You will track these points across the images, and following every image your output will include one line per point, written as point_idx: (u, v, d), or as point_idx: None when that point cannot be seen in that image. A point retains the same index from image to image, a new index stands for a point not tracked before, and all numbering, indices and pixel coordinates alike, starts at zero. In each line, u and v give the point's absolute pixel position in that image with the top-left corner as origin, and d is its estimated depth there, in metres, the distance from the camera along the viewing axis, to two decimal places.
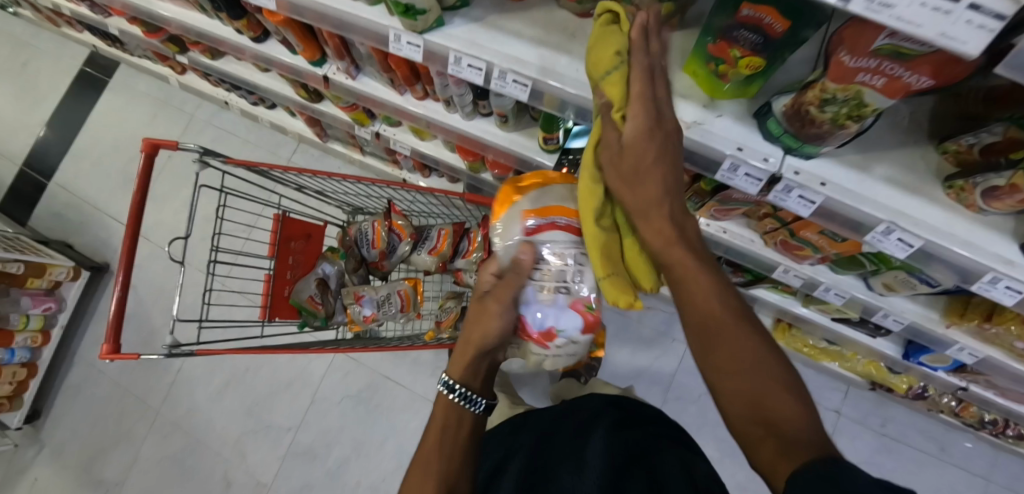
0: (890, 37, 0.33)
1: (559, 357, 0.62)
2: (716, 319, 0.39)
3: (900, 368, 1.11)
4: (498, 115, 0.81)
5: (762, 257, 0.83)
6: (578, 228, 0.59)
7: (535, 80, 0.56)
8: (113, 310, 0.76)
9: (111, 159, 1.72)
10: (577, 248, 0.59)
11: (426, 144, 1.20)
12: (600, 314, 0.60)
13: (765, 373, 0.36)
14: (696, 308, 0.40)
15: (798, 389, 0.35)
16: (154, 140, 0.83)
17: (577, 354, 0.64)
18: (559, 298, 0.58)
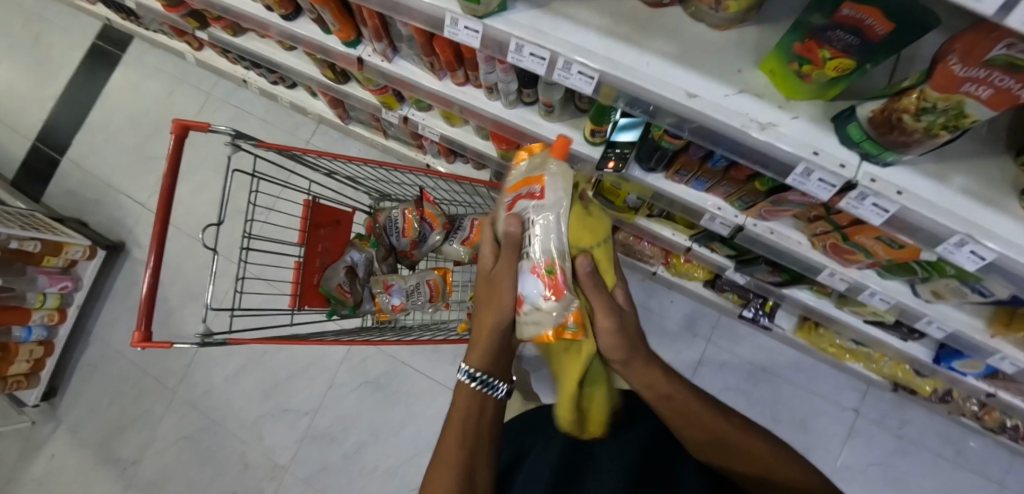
0: (1008, 48, 0.30)
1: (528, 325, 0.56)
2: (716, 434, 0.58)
3: (927, 371, 1.12)
4: (544, 104, 0.79)
5: (807, 259, 0.82)
6: (539, 195, 0.57)
7: (602, 72, 0.53)
8: (144, 297, 0.73)
9: (126, 137, 1.70)
10: (542, 213, 0.56)
11: (455, 129, 1.18)
12: (564, 275, 0.55)
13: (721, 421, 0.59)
14: (683, 405, 0.59)
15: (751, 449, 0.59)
16: (184, 121, 0.80)
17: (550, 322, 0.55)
18: (522, 265, 0.57)
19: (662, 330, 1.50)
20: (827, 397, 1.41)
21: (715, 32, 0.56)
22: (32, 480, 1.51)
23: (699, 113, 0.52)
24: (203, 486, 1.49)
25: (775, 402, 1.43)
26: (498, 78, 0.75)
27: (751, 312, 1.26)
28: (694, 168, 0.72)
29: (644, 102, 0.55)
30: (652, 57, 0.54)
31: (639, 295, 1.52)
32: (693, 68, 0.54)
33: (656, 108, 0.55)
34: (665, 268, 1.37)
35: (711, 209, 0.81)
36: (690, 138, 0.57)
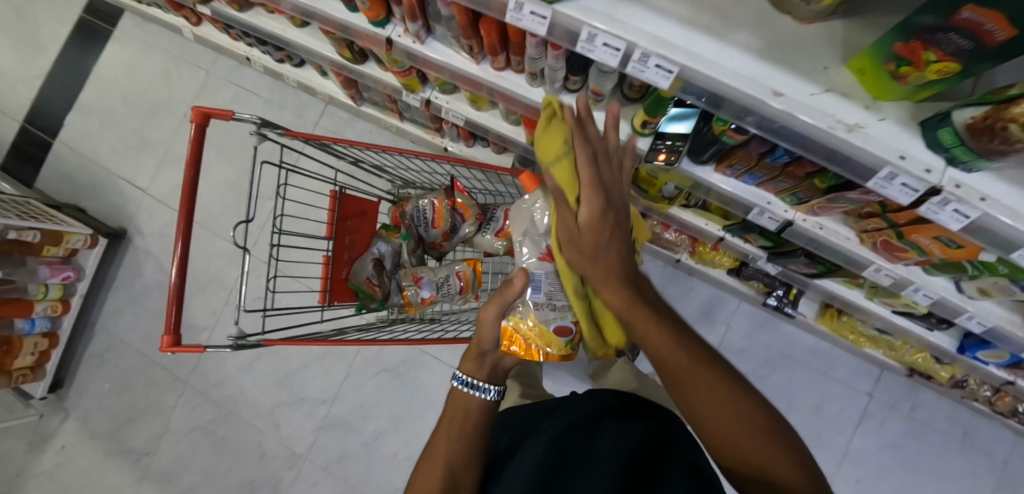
0: None
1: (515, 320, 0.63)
2: (692, 377, 0.41)
3: (949, 360, 1.18)
4: (594, 92, 0.75)
5: (853, 254, 0.82)
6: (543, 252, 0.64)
7: (683, 66, 0.49)
8: (170, 297, 0.67)
9: (123, 116, 1.66)
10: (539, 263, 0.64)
11: (482, 114, 1.14)
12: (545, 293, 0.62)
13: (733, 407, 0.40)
14: (668, 365, 0.41)
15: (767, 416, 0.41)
16: (205, 108, 0.74)
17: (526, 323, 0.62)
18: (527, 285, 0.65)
19: (679, 316, 1.53)
20: (842, 381, 1.49)
21: (800, 25, 0.54)
22: (43, 473, 1.47)
23: (785, 113, 0.49)
24: (219, 476, 1.47)
25: (790, 386, 1.49)
26: (547, 65, 0.71)
27: (776, 301, 1.32)
28: (751, 163, 0.71)
29: (724, 99, 0.52)
30: (737, 52, 0.51)
31: (658, 281, 1.54)
32: (778, 65, 0.52)
33: (735, 106, 0.52)
34: (689, 256, 1.38)
35: (761, 203, 0.80)
36: (766, 136, 0.55)
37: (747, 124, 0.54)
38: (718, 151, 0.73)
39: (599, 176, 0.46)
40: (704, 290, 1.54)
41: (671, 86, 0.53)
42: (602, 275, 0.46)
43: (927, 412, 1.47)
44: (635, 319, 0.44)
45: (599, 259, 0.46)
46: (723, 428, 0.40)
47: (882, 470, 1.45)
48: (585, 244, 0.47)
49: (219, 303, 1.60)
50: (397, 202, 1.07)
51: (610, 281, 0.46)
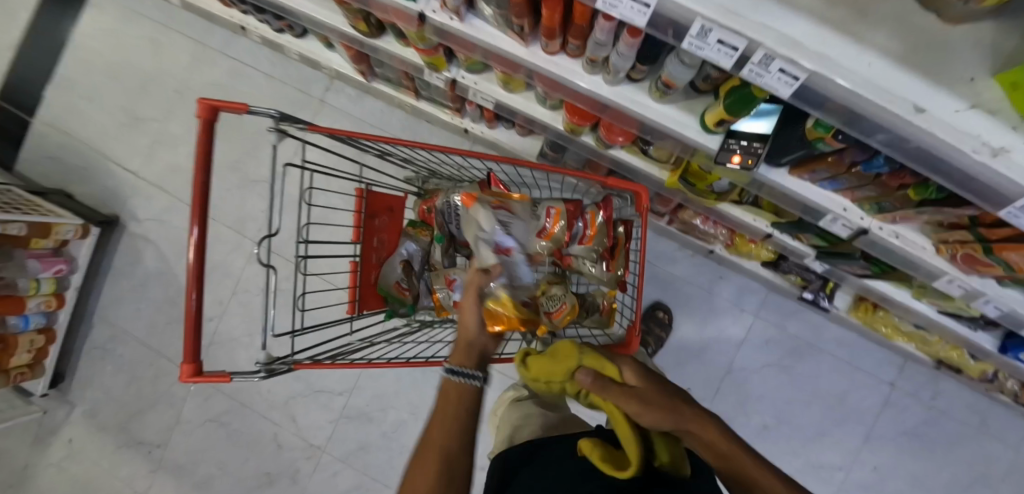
0: None
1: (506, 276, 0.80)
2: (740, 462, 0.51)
3: (981, 355, 1.17)
4: (664, 84, 0.66)
5: (927, 265, 0.76)
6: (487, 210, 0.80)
7: (814, 73, 0.41)
8: (188, 320, 0.60)
9: (108, 90, 1.56)
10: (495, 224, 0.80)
11: (515, 97, 1.03)
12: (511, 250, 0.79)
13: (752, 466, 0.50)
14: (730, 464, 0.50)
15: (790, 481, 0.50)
16: (214, 101, 0.64)
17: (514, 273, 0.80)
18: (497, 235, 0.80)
19: (706, 305, 1.50)
20: (866, 371, 1.49)
21: (943, 26, 0.45)
22: (52, 465, 1.41)
23: (926, 134, 0.41)
24: (236, 469, 1.42)
25: (814, 376, 1.48)
26: (614, 52, 0.61)
27: (812, 294, 1.29)
28: (840, 170, 0.65)
29: (855, 114, 0.44)
30: (873, 55, 0.42)
31: (686, 271, 1.50)
32: (919, 73, 0.43)
33: (865, 121, 0.44)
34: (724, 247, 1.33)
35: (836, 209, 0.74)
36: (890, 156, 0.47)
37: (873, 143, 0.46)
38: (801, 156, 0.66)
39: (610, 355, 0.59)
40: (732, 279, 1.50)
41: (791, 93, 0.44)
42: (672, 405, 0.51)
43: (946, 399, 1.48)
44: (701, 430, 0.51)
45: (661, 401, 0.52)
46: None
47: (902, 455, 1.47)
48: (647, 396, 0.51)
49: (225, 292, 1.51)
50: (426, 196, 0.99)
51: (678, 409, 0.51)
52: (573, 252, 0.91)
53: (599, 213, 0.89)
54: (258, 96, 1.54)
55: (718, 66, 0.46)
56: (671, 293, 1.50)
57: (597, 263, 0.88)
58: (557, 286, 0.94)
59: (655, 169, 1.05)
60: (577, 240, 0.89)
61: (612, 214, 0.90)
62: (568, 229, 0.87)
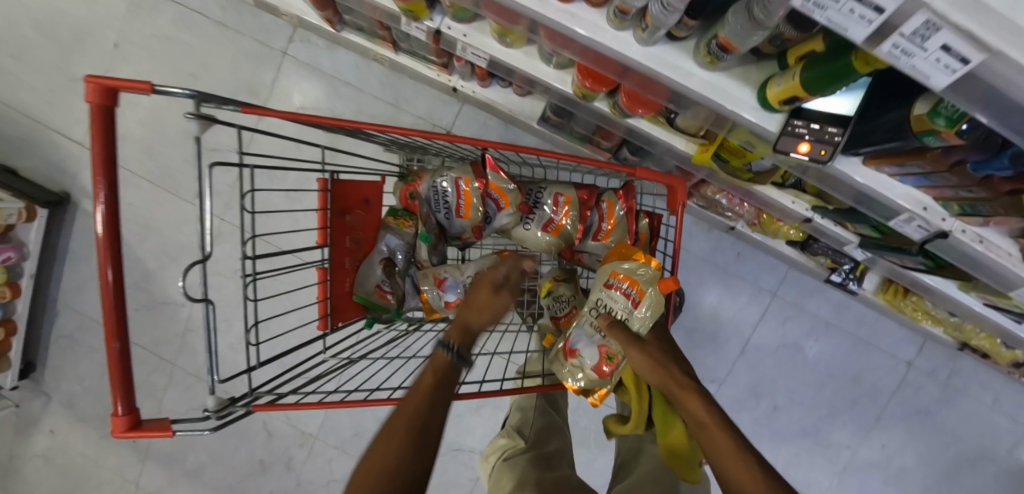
0: None
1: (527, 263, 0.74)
2: (696, 416, 0.52)
3: (1015, 346, 1.08)
4: (719, 45, 0.50)
5: (1009, 274, 0.63)
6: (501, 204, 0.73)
7: (996, 56, 0.27)
8: (112, 363, 0.49)
9: (36, 43, 1.34)
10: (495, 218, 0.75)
11: (514, 53, 0.83)
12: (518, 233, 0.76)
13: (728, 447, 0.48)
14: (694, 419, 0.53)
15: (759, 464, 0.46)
16: (107, 79, 0.47)
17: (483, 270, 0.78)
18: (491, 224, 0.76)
19: (720, 285, 1.39)
20: (884, 350, 1.41)
21: None
22: (38, 456, 1.36)
23: None
24: (227, 458, 1.39)
25: (830, 356, 1.41)
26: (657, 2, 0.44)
27: (840, 277, 1.18)
28: (941, 168, 0.52)
29: None
30: None
31: (702, 248, 1.38)
32: None
33: None
34: (747, 225, 1.19)
35: (916, 210, 0.62)
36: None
37: None
38: (891, 148, 0.53)
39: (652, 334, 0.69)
40: (751, 256, 1.37)
41: (950, 82, 0.31)
42: (656, 371, 0.59)
43: (963, 379, 1.42)
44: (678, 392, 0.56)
45: (651, 364, 0.59)
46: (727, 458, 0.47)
47: (912, 436, 1.43)
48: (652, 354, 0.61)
49: (196, 276, 1.39)
50: (409, 177, 0.83)
51: (664, 369, 0.59)
52: (587, 249, 0.79)
53: (619, 203, 0.75)
54: (213, 50, 1.34)
55: (849, 37, 0.32)
56: (684, 271, 1.38)
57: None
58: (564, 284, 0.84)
59: (681, 142, 0.87)
60: (592, 235, 0.77)
61: (635, 205, 0.75)
62: (580, 222, 0.76)
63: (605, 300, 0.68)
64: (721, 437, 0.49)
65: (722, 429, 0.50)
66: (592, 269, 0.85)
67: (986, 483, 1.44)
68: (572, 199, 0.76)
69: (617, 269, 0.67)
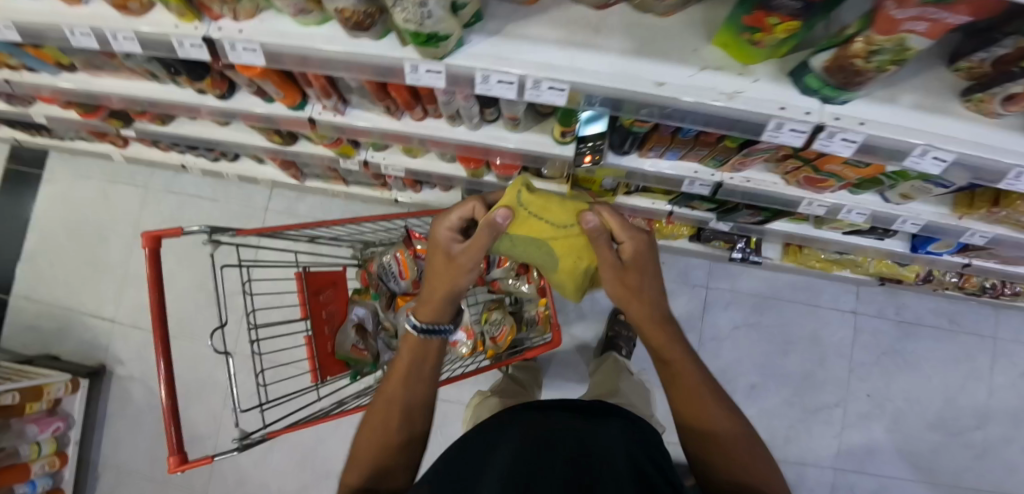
0: None
1: None
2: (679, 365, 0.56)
3: (908, 260, 1.22)
4: (509, 119, 0.80)
5: (785, 195, 0.88)
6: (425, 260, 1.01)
7: (573, 83, 0.54)
8: (167, 422, 0.72)
9: (68, 251, 1.56)
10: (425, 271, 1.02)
11: (419, 161, 1.16)
12: None
13: (719, 417, 0.52)
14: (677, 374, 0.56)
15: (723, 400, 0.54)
16: (153, 232, 0.74)
17: None
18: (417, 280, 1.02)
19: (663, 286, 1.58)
20: (830, 306, 1.49)
21: (661, 18, 0.56)
22: None
23: (674, 99, 0.54)
24: None
25: (782, 326, 1.49)
26: (460, 106, 0.76)
27: (740, 253, 1.36)
28: (667, 141, 0.77)
29: (637, 104, 0.56)
30: (613, 57, 0.54)
31: None
32: (656, 58, 0.55)
33: (663, 111, 0.57)
34: None
35: (689, 174, 0.87)
36: (683, 124, 0.58)
37: (645, 115, 0.58)
38: (635, 142, 0.80)
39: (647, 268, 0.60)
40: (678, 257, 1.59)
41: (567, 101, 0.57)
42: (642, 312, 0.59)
43: (911, 312, 1.46)
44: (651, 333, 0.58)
45: (638, 302, 0.59)
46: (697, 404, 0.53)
47: (891, 375, 1.44)
48: (628, 281, 0.58)
49: (218, 405, 1.60)
50: (365, 264, 1.09)
51: (650, 317, 0.58)
52: (495, 275, 1.02)
53: None
54: None
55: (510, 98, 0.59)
56: None
57: (518, 279, 1.00)
58: (496, 310, 1.01)
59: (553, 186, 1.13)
60: (495, 264, 1.00)
61: None
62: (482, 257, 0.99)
63: None
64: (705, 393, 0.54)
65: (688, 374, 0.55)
66: (509, 293, 1.08)
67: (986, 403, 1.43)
68: None
69: None
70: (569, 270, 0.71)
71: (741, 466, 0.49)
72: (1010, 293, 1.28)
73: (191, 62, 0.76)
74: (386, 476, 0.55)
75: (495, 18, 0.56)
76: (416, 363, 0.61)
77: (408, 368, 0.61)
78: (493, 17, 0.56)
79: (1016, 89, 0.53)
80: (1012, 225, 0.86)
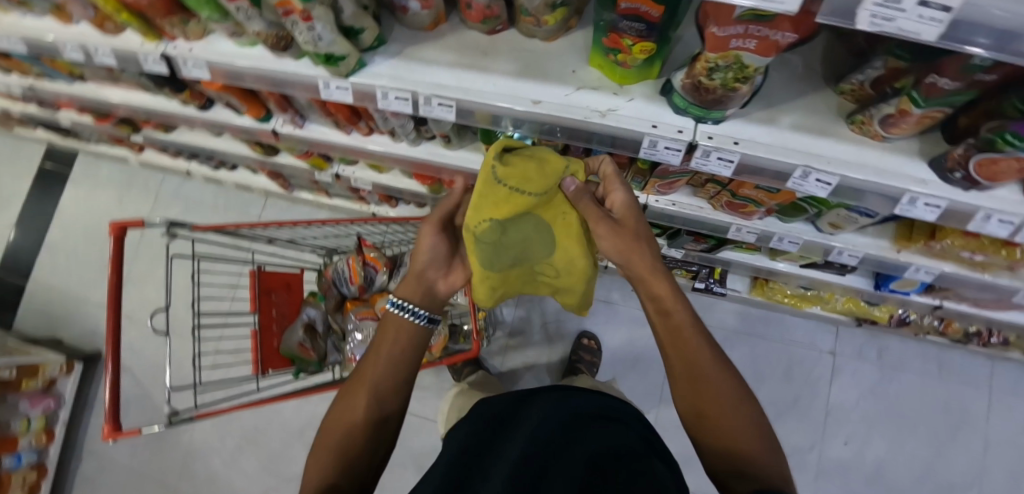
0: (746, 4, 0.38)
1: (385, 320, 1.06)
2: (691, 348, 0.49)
3: (878, 299, 1.16)
4: (441, 136, 0.86)
5: (715, 220, 0.89)
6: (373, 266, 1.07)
7: (458, 100, 0.59)
8: (108, 394, 0.80)
9: (86, 246, 1.73)
10: (375, 277, 1.08)
11: (386, 176, 1.23)
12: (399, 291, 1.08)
13: (741, 413, 0.47)
14: (687, 356, 0.49)
15: (736, 383, 0.49)
16: (120, 222, 0.84)
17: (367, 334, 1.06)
18: (364, 286, 1.08)
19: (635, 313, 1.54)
20: (806, 345, 1.43)
21: (544, 43, 0.63)
22: None
23: (548, 115, 0.58)
24: None
25: (756, 361, 1.43)
26: (395, 123, 0.82)
27: (703, 283, 1.35)
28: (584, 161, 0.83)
29: (518, 120, 0.61)
30: (496, 76, 0.60)
31: (597, 289, 1.57)
32: (536, 78, 0.61)
33: (544, 127, 0.61)
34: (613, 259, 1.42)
35: None
36: (565, 140, 0.63)
37: (528, 130, 0.63)
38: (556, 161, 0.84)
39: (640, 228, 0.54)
40: None
41: (458, 116, 0.63)
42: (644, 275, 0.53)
43: (894, 355, 1.40)
44: (659, 297, 0.52)
45: (635, 258, 0.53)
46: (710, 391, 0.47)
47: (876, 423, 1.35)
48: (627, 232, 0.53)
49: None
50: (324, 268, 1.14)
51: (653, 273, 0.53)
52: None
53: None
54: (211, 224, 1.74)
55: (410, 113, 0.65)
56: (601, 309, 1.55)
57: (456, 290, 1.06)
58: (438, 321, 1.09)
59: None
60: None
61: None
62: None
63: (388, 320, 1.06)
64: (722, 381, 0.48)
65: (701, 355, 0.49)
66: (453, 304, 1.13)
67: (981, 461, 1.31)
68: None
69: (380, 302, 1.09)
70: (567, 257, 0.60)
71: (779, 481, 0.41)
72: (997, 341, 1.22)
73: (170, 76, 0.88)
74: (350, 462, 0.49)
75: (397, 42, 0.65)
76: (396, 346, 0.57)
77: (392, 343, 0.57)
78: (394, 41, 0.65)
79: (890, 109, 0.53)
80: (959, 261, 0.83)
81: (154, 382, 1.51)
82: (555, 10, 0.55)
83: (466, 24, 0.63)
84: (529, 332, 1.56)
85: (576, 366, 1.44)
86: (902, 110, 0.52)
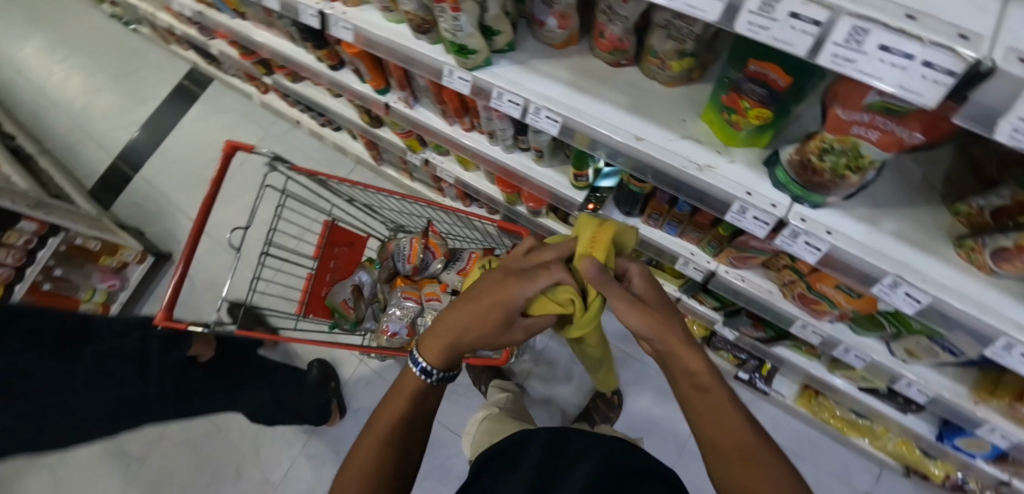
0: (879, 94, 0.38)
1: (428, 308, 1.08)
2: (737, 434, 0.48)
3: (936, 453, 1.05)
4: (535, 149, 0.90)
5: (782, 309, 0.85)
6: (433, 251, 1.10)
7: (566, 117, 0.63)
8: (173, 285, 0.89)
9: (192, 158, 1.94)
10: (433, 262, 1.11)
11: (469, 174, 1.30)
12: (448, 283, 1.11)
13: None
14: (732, 439, 0.48)
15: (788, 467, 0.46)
16: (236, 142, 0.95)
17: (407, 315, 1.08)
18: (418, 268, 1.11)
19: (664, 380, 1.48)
20: (841, 475, 1.29)
21: (662, 87, 0.65)
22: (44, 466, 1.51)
23: (646, 154, 0.60)
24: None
25: None
26: (497, 126, 0.88)
27: (747, 375, 1.30)
28: (664, 211, 0.84)
29: (615, 152, 0.63)
30: (606, 104, 0.64)
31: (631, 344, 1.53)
32: (645, 117, 0.63)
33: (639, 165, 0.62)
34: None
35: (686, 254, 0.90)
36: (654, 183, 0.64)
37: (620, 163, 0.64)
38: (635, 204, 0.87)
39: (656, 297, 0.57)
40: None
41: (559, 132, 0.66)
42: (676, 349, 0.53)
43: None
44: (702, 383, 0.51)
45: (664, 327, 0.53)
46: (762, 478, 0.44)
47: None
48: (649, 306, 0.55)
49: None
50: (387, 241, 1.20)
51: (686, 345, 0.52)
52: None
53: None
54: None
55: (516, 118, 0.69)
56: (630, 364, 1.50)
57: None
58: None
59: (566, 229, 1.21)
60: None
61: None
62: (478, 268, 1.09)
63: (431, 306, 1.08)
64: (775, 467, 0.45)
65: (748, 438, 0.47)
66: None
67: None
68: (478, 254, 1.14)
69: (429, 288, 1.11)
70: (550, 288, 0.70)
71: None
72: None
73: (317, 33, 0.99)
74: None
75: (525, 51, 0.70)
76: (417, 399, 0.59)
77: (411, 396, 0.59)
78: (523, 50, 0.70)
79: (1007, 242, 0.49)
80: None
81: (205, 294, 1.64)
82: (683, 57, 0.58)
83: (593, 51, 0.67)
84: (551, 364, 1.53)
85: (589, 413, 1.39)
86: (1020, 246, 0.48)
